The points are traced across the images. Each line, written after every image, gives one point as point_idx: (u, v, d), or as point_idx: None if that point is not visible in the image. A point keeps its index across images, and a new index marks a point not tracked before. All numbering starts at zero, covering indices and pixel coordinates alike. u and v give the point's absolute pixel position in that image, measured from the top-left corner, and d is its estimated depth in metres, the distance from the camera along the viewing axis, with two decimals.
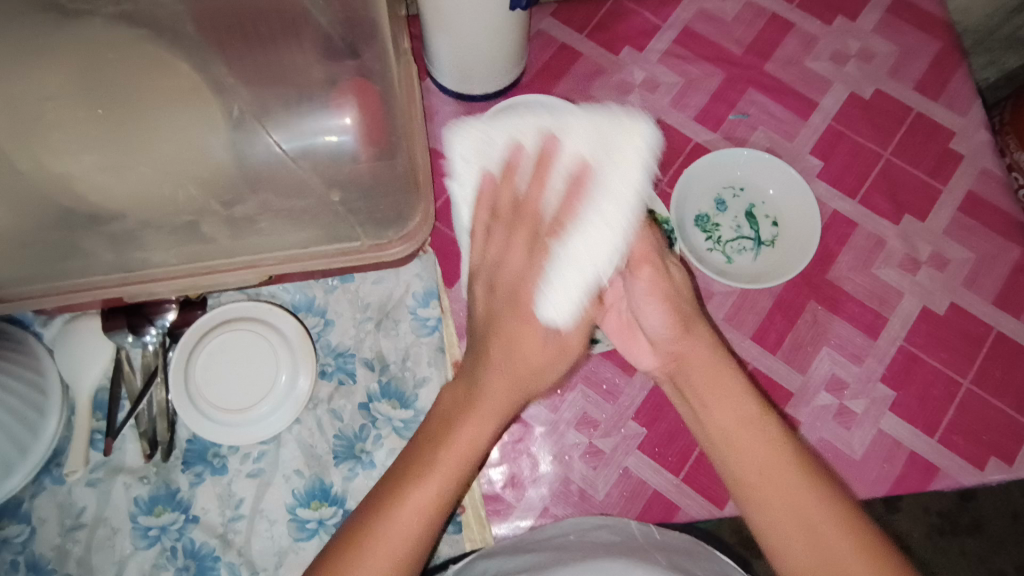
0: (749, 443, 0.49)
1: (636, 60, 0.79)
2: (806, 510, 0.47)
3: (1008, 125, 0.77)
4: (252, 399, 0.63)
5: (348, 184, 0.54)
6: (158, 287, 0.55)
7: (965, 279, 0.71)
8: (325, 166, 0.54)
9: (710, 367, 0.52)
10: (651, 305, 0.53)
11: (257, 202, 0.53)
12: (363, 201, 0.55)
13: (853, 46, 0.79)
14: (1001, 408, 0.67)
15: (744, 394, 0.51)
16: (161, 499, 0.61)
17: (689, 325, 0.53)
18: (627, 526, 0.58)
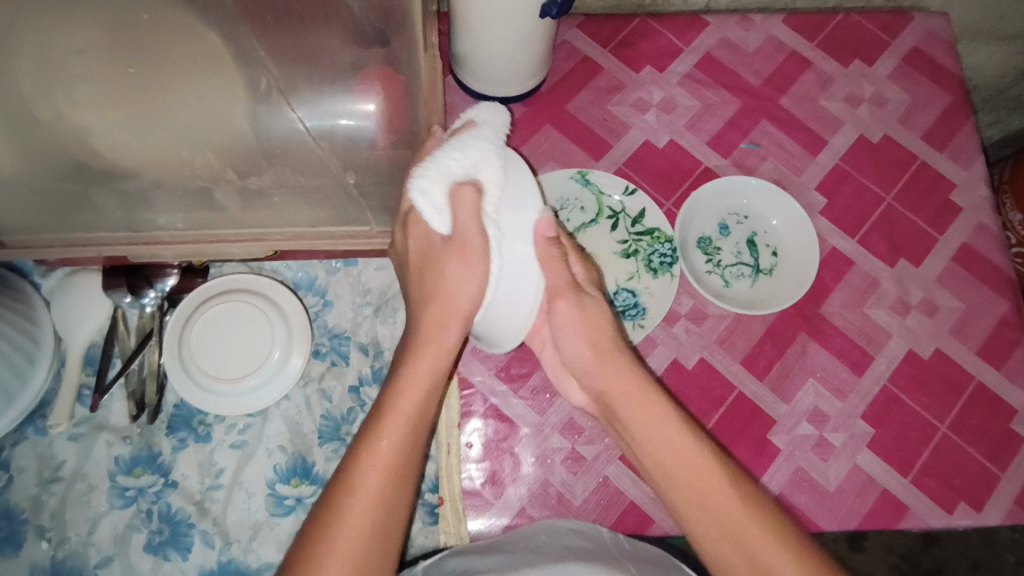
0: (684, 467, 0.49)
1: (656, 80, 0.80)
2: (744, 537, 0.46)
3: (1007, 185, 0.83)
4: (243, 371, 0.63)
5: (365, 168, 0.55)
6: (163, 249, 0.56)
7: (952, 327, 0.72)
8: (343, 148, 0.54)
9: (637, 395, 0.51)
10: (574, 339, 0.51)
11: (273, 175, 0.54)
12: (377, 187, 0.55)
13: (867, 90, 0.81)
14: (975, 455, 0.68)
15: (671, 422, 0.50)
16: (142, 461, 0.61)
17: (611, 355, 0.51)
18: (598, 532, 0.59)
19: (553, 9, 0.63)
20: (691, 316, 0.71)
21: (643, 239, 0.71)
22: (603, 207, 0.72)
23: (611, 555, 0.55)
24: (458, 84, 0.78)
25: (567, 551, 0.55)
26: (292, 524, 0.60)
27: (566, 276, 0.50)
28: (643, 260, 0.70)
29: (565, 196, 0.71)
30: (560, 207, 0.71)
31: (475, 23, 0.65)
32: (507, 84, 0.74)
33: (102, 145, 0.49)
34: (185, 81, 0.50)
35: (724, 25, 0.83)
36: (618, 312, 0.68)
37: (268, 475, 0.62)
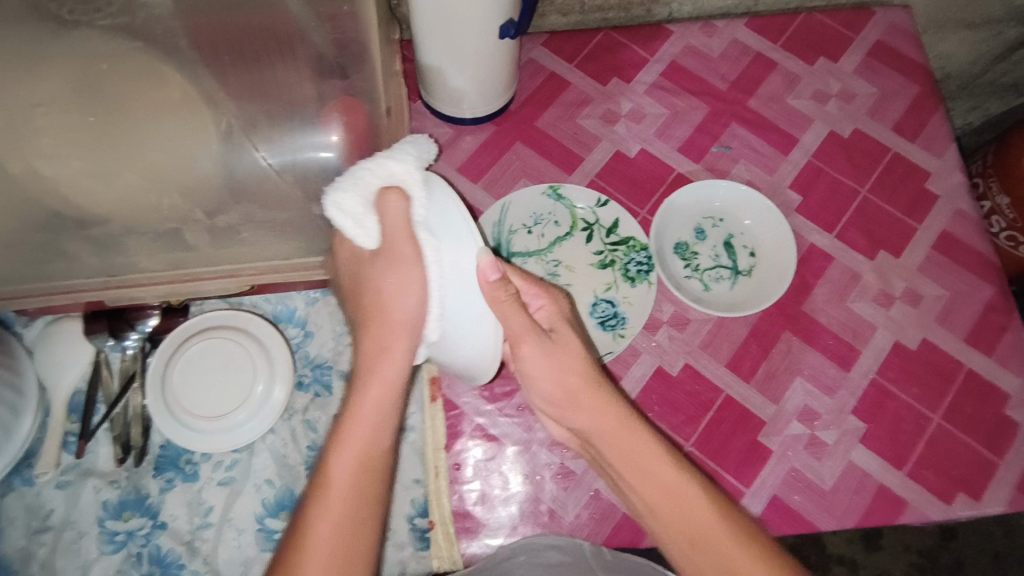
0: (670, 500, 0.48)
1: (624, 91, 0.81)
2: (733, 563, 0.46)
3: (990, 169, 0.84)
4: (227, 407, 0.63)
5: None
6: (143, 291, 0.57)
7: (937, 316, 0.72)
8: (311, 180, 0.55)
9: (619, 433, 0.50)
10: (545, 383, 0.50)
11: (239, 212, 0.54)
12: None
13: (834, 86, 0.82)
14: (971, 444, 0.67)
15: (659, 460, 0.49)
16: (130, 504, 0.61)
17: (597, 390, 0.50)
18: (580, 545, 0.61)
19: (510, 32, 0.65)
20: (674, 322, 0.71)
21: (619, 249, 0.71)
22: (577, 219, 0.72)
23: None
24: (427, 109, 0.79)
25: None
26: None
27: (525, 319, 0.48)
28: (619, 270, 0.70)
29: (538, 212, 0.72)
30: (533, 223, 0.71)
31: (436, 48, 0.66)
32: (476, 103, 0.75)
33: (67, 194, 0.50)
34: (149, 127, 0.51)
35: (688, 33, 0.84)
36: (598, 323, 0.68)
37: (257, 510, 0.61)
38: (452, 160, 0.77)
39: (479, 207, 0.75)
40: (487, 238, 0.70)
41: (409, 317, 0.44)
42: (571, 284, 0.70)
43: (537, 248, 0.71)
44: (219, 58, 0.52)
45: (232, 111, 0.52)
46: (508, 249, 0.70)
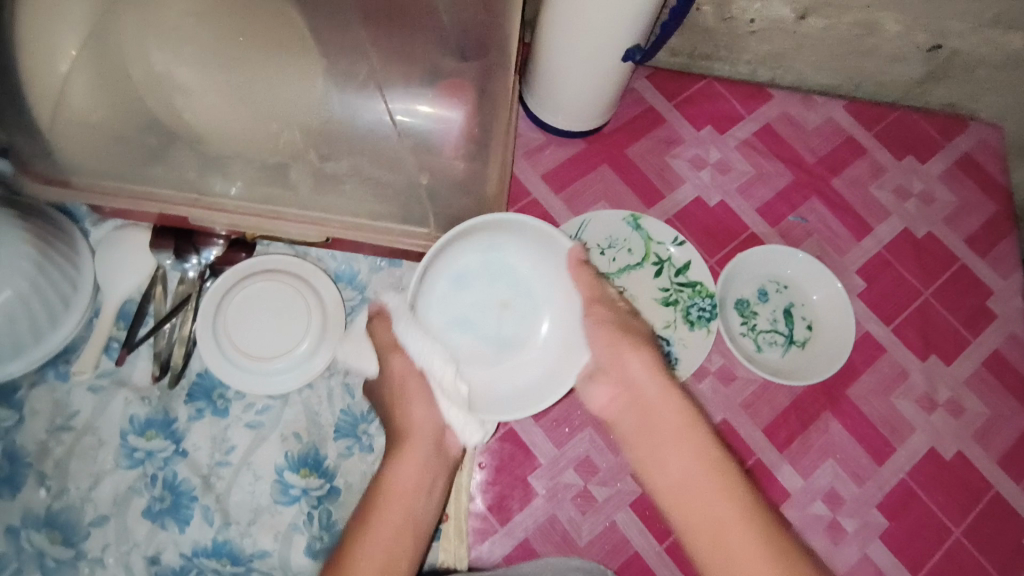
0: (688, 484, 0.48)
1: (716, 141, 0.82)
2: (744, 553, 0.43)
3: None
4: (271, 353, 0.62)
5: (440, 173, 0.55)
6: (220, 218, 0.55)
7: (975, 432, 0.72)
8: (420, 149, 0.54)
9: (661, 409, 0.52)
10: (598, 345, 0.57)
11: (349, 163, 0.54)
12: (446, 193, 0.56)
13: (917, 186, 0.83)
14: (986, 565, 0.67)
15: (692, 439, 0.50)
16: (155, 425, 0.60)
17: (673, 391, 0.53)
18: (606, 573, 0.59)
19: (634, 57, 0.66)
20: (719, 375, 0.71)
21: (685, 291, 0.71)
22: (650, 252, 0.72)
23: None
24: (525, 113, 0.80)
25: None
26: (296, 513, 0.59)
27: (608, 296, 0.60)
28: (681, 311, 0.70)
29: (613, 236, 0.72)
30: (607, 245, 0.71)
31: (559, 58, 0.67)
32: (577, 118, 0.75)
33: (195, 111, 0.51)
34: (292, 71, 0.52)
35: (788, 101, 0.85)
36: None
37: (278, 461, 0.60)
38: (537, 166, 0.78)
39: (555, 217, 0.75)
40: None
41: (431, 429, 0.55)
42: None
43: (606, 271, 0.71)
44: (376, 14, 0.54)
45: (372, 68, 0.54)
46: None
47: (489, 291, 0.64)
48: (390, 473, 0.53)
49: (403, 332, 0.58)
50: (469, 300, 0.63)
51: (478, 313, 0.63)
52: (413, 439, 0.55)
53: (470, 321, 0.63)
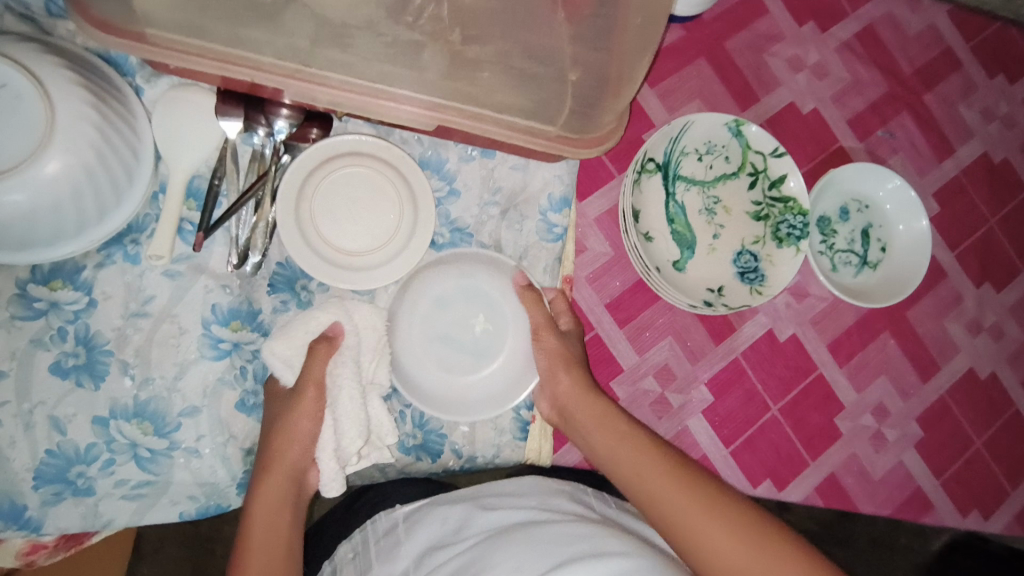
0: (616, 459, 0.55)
1: (816, 40, 0.76)
2: (666, 502, 0.50)
3: None
4: (359, 246, 0.58)
5: (591, 67, 0.51)
6: (323, 96, 0.48)
7: (1009, 355, 0.77)
8: (580, 36, 0.50)
9: (576, 399, 0.59)
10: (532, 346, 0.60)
11: (496, 47, 0.50)
12: (594, 90, 0.51)
13: (1002, 108, 0.81)
14: (996, 471, 0.75)
15: (612, 418, 0.57)
16: (240, 315, 0.56)
17: (587, 391, 0.59)
18: (584, 494, 0.57)
19: None
20: (794, 291, 0.72)
21: (776, 205, 0.68)
22: (746, 162, 0.68)
23: (604, 518, 0.54)
24: None
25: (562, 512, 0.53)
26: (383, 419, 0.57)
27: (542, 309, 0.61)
28: (771, 227, 0.68)
29: (713, 141, 0.68)
30: (705, 151, 0.67)
31: None
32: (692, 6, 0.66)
33: None
34: None
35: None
36: (738, 272, 0.67)
37: None
38: None
39: (648, 114, 0.70)
40: (660, 152, 0.66)
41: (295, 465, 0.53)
42: (722, 225, 0.68)
43: (703, 178, 0.68)
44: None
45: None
46: (675, 171, 0.67)
47: (460, 311, 0.61)
48: (262, 488, 0.51)
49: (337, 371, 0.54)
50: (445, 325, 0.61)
51: (462, 333, 0.61)
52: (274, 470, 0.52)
53: (451, 340, 0.60)
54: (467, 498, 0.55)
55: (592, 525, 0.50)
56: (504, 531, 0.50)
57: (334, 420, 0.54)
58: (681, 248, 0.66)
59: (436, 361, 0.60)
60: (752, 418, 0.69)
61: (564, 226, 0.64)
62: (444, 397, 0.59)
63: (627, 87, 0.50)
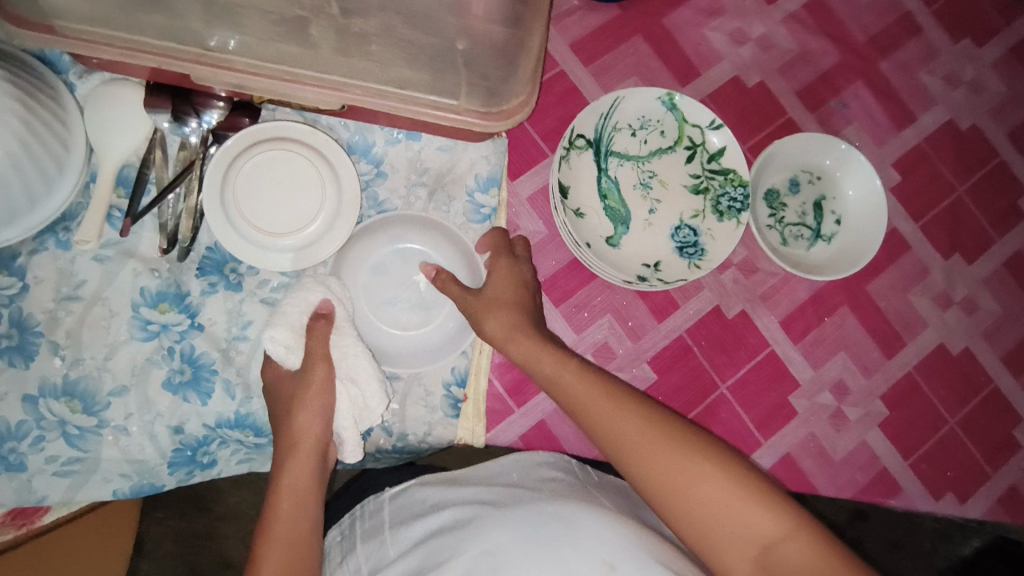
0: (556, 387, 0.54)
1: (761, 12, 0.75)
2: (610, 424, 0.50)
3: None
4: (285, 227, 0.59)
5: (480, 41, 0.49)
6: (230, 78, 0.49)
7: (986, 330, 0.73)
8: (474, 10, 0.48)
9: (509, 333, 0.57)
10: (477, 296, 0.59)
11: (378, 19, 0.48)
12: (487, 60, 0.50)
13: (969, 73, 0.77)
14: (974, 453, 0.70)
15: (546, 345, 0.56)
16: (168, 298, 0.58)
17: (518, 327, 0.57)
18: (568, 464, 0.60)
19: None
20: (742, 266, 0.70)
21: (716, 178, 0.67)
22: (683, 135, 0.67)
23: (591, 489, 0.55)
24: None
25: (551, 487, 0.54)
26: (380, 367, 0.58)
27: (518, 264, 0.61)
28: (711, 200, 0.67)
29: (647, 116, 0.67)
30: (639, 126, 0.67)
31: None
32: None
33: None
34: None
35: None
36: (676, 247, 0.66)
37: None
38: (565, 33, 0.71)
39: (582, 93, 0.70)
40: (590, 127, 0.65)
41: (313, 436, 0.54)
42: (659, 200, 0.67)
43: (637, 153, 0.67)
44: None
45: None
46: (607, 147, 0.66)
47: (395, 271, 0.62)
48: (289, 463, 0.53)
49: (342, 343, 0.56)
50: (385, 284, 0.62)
51: (401, 291, 0.62)
52: (303, 446, 0.54)
53: (392, 302, 0.62)
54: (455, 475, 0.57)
55: (579, 500, 0.51)
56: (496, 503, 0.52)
57: (349, 393, 0.55)
58: (616, 224, 0.65)
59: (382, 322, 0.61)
60: (699, 396, 0.67)
61: (492, 205, 0.65)
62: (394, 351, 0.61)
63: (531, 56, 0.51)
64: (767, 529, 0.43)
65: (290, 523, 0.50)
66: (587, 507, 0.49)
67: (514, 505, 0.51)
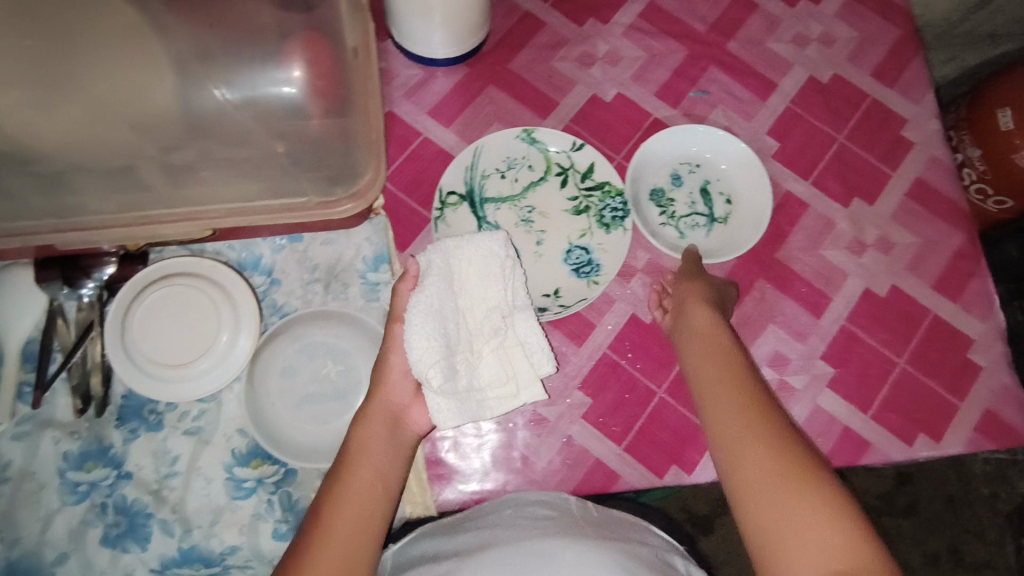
0: (698, 340, 0.58)
1: (600, 33, 0.78)
2: (727, 376, 0.54)
3: (963, 121, 0.76)
4: (192, 355, 0.61)
5: (297, 138, 0.53)
6: (99, 237, 0.54)
7: (908, 263, 0.72)
8: (274, 118, 0.52)
9: (687, 297, 0.62)
10: (684, 279, 0.64)
11: (196, 149, 0.52)
12: (310, 157, 0.54)
13: (815, 30, 0.80)
14: (935, 387, 0.68)
15: (704, 307, 0.60)
16: (92, 455, 0.59)
17: (703, 294, 0.62)
18: (566, 501, 0.60)
19: None
20: (648, 270, 0.70)
21: (595, 194, 0.69)
22: (552, 164, 0.69)
23: (581, 525, 0.55)
24: (398, 50, 0.75)
25: (534, 528, 0.54)
26: (525, 368, 0.58)
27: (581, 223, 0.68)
28: (595, 217, 0.68)
29: (511, 156, 0.69)
30: (507, 167, 0.69)
31: None
32: (452, 43, 0.72)
33: (51, 133, 0.48)
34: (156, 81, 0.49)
35: None
36: (572, 270, 0.67)
37: (226, 459, 0.60)
38: (421, 104, 0.74)
39: (451, 152, 0.73)
40: (458, 183, 0.68)
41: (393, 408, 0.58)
42: (544, 230, 0.68)
43: (511, 193, 0.69)
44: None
45: (205, 56, 0.51)
46: (480, 195, 0.68)
47: (309, 366, 0.63)
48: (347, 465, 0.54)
49: (419, 295, 0.56)
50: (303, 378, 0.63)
51: (317, 386, 0.63)
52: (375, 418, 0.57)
53: (313, 397, 0.62)
54: (455, 530, 0.58)
55: (567, 534, 0.53)
56: (494, 544, 0.53)
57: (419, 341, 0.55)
58: None
59: (304, 422, 0.62)
60: (640, 406, 0.67)
61: (386, 281, 0.67)
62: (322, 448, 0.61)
63: (377, 142, 0.58)
64: (810, 525, 0.43)
65: (348, 525, 0.50)
66: (571, 543, 0.51)
67: (511, 543, 0.52)
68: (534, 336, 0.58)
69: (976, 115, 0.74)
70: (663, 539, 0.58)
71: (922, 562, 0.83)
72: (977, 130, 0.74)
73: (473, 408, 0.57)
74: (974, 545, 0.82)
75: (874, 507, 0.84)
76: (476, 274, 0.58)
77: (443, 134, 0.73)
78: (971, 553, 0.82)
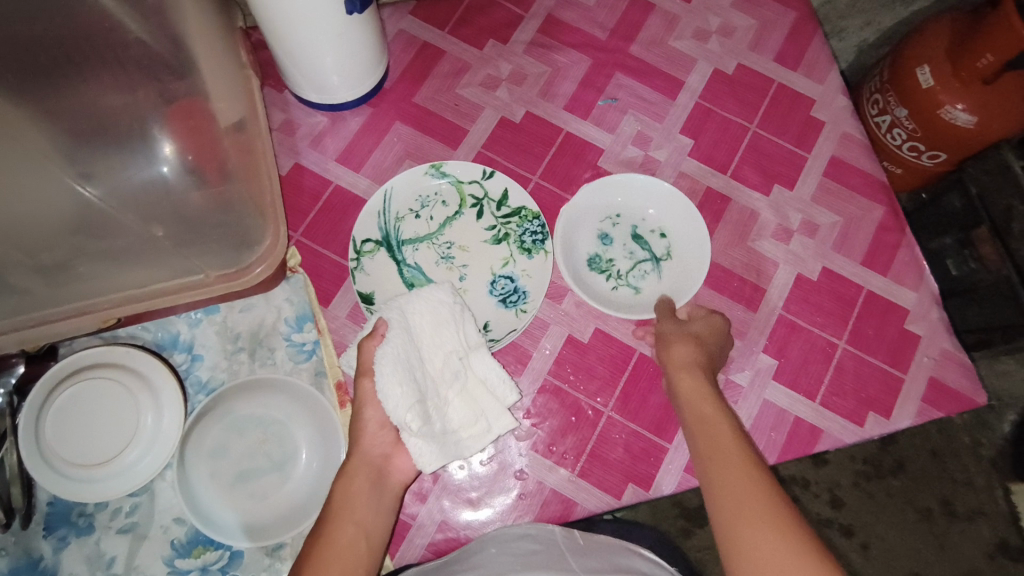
0: (696, 419, 0.57)
1: (502, 53, 0.77)
2: (726, 459, 0.52)
3: (887, 82, 0.76)
4: (116, 448, 0.58)
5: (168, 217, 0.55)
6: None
7: (836, 242, 0.72)
8: (142, 202, 0.54)
9: (681, 366, 0.61)
10: (674, 334, 0.63)
11: (67, 248, 0.51)
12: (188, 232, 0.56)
13: (713, 22, 0.80)
14: (877, 363, 0.68)
15: (700, 382, 0.59)
16: (22, 570, 0.57)
17: (695, 361, 0.61)
18: (550, 533, 0.57)
19: (356, 5, 0.60)
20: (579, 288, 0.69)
21: (512, 221, 0.69)
22: (465, 196, 0.69)
23: (565, 557, 0.53)
24: (297, 99, 0.74)
25: (519, 561, 0.52)
26: (493, 405, 0.58)
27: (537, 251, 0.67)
28: (515, 243, 0.68)
29: (423, 195, 0.69)
30: (420, 207, 0.69)
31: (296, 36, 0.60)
32: (350, 86, 0.70)
33: None
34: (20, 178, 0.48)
35: None
36: (500, 301, 0.66)
37: (164, 553, 0.58)
38: (327, 152, 0.72)
39: (365, 197, 0.71)
40: (372, 230, 0.67)
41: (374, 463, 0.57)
42: (465, 265, 0.68)
43: (428, 232, 0.68)
44: (30, 90, 0.47)
45: (57, 153, 0.50)
46: (397, 238, 0.67)
47: (241, 441, 0.61)
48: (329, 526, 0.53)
49: (383, 351, 0.55)
50: (236, 455, 0.61)
51: (251, 460, 0.61)
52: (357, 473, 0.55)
53: (250, 473, 0.61)
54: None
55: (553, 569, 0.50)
56: None
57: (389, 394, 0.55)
58: None
59: (241, 500, 0.60)
60: (590, 428, 0.65)
61: (313, 339, 0.65)
62: (264, 524, 0.59)
63: (273, 211, 0.61)
64: None
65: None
66: None
67: None
68: (495, 373, 0.58)
69: (897, 75, 0.74)
70: (651, 562, 0.55)
71: (919, 516, 0.80)
72: (902, 90, 0.74)
73: (452, 450, 0.57)
74: (964, 493, 0.80)
75: (862, 472, 0.80)
76: (432, 326, 0.59)
77: (352, 179, 0.71)
78: (962, 502, 0.80)
